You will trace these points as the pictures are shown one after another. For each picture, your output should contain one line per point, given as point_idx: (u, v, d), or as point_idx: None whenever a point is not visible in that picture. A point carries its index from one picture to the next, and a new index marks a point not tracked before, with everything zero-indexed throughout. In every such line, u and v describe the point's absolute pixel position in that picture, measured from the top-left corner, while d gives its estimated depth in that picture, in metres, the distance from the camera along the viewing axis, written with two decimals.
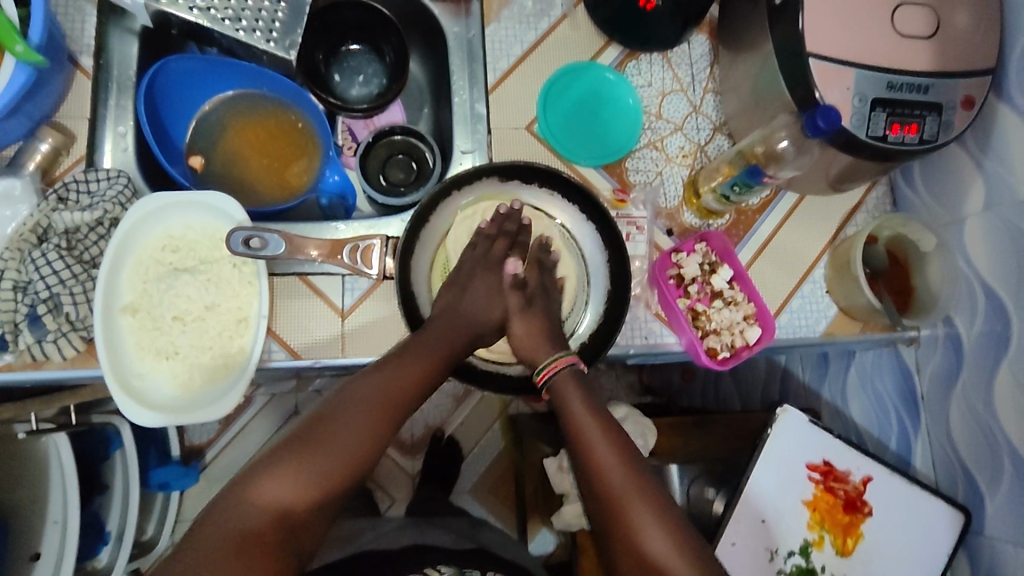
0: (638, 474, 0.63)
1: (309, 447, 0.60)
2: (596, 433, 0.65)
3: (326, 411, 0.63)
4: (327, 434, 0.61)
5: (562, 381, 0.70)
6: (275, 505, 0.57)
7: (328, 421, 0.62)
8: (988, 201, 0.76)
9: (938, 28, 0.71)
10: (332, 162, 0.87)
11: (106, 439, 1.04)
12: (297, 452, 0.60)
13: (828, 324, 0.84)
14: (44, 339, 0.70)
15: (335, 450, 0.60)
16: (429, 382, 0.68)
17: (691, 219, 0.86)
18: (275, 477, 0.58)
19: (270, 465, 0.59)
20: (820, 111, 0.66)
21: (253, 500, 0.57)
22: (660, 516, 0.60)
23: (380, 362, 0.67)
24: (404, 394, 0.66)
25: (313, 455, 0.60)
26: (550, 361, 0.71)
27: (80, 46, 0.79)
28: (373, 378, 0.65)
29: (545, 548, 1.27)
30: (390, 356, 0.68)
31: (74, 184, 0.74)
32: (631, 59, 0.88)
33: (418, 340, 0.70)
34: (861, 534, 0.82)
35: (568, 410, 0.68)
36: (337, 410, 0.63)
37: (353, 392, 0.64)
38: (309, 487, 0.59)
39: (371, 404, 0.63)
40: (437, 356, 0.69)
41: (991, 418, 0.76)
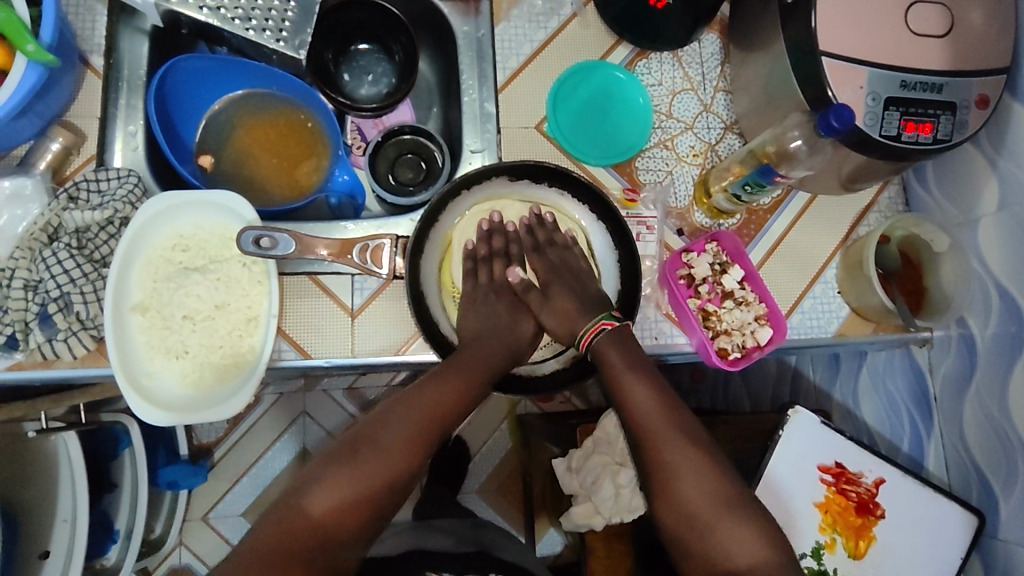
0: (685, 432, 0.64)
1: (348, 463, 0.63)
2: (644, 388, 0.66)
3: (368, 427, 0.65)
4: (365, 452, 0.63)
5: (602, 343, 0.69)
6: (316, 519, 0.61)
7: (369, 438, 0.64)
8: (1003, 201, 0.75)
9: (952, 26, 0.70)
10: (341, 161, 0.86)
11: (115, 437, 1.04)
12: (338, 467, 0.63)
13: (840, 325, 0.84)
14: (55, 338, 0.70)
15: (375, 468, 0.63)
16: (469, 399, 0.68)
17: (702, 219, 0.85)
18: (318, 492, 0.62)
19: (315, 479, 0.62)
20: (833, 110, 0.65)
21: (300, 512, 0.61)
22: (708, 475, 0.62)
23: (428, 378, 0.68)
24: (445, 411, 0.66)
25: (354, 471, 0.62)
26: (589, 327, 0.71)
27: (91, 45, 0.79)
28: (415, 396, 0.66)
29: (552, 548, 1.30)
30: (435, 373, 0.68)
31: (85, 183, 0.74)
32: (641, 58, 0.87)
33: (463, 355, 0.70)
34: (873, 536, 0.82)
35: (611, 369, 0.67)
36: (379, 428, 0.65)
37: (394, 410, 0.66)
38: (350, 502, 0.62)
39: (411, 423, 0.65)
40: (481, 372, 0.70)
41: (1005, 419, 0.75)
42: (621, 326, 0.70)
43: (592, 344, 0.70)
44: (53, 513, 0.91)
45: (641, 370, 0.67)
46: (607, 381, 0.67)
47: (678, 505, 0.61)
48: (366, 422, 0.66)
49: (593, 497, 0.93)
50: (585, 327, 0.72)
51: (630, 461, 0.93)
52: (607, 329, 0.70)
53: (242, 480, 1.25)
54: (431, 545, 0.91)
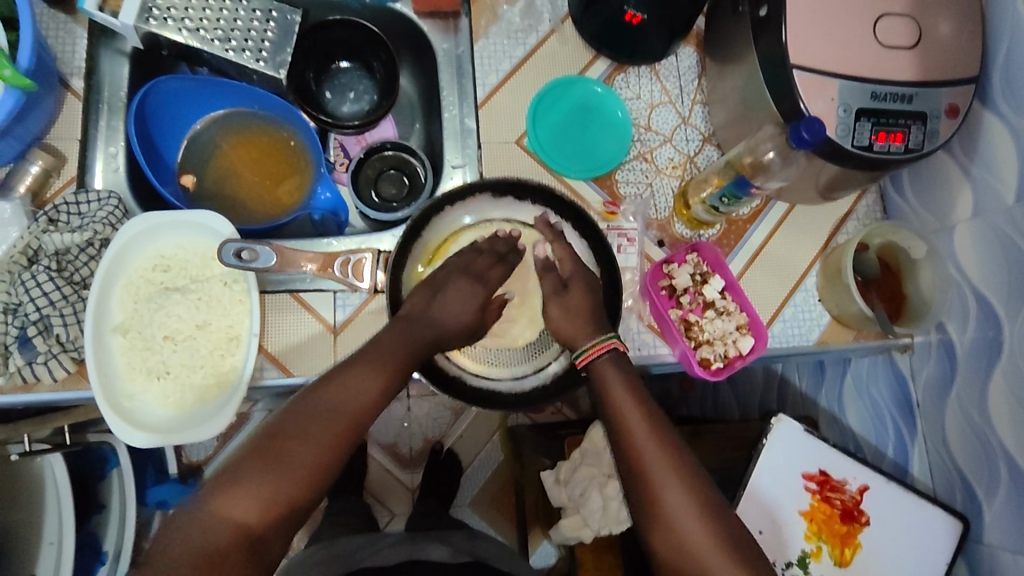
0: (674, 456, 0.62)
1: (266, 460, 0.58)
2: (638, 414, 0.64)
3: (282, 424, 0.60)
4: (285, 444, 0.59)
5: (601, 364, 0.68)
6: (238, 524, 0.55)
7: (287, 429, 0.59)
8: (976, 209, 0.76)
9: (921, 38, 0.71)
10: (324, 179, 0.86)
11: (102, 457, 1.03)
12: (250, 467, 0.57)
13: (821, 333, 0.84)
14: (34, 361, 0.70)
15: (300, 459, 0.58)
16: (389, 391, 0.65)
17: (682, 230, 0.86)
18: (232, 493, 0.56)
19: (226, 479, 0.57)
20: (804, 122, 0.66)
21: (212, 519, 0.55)
22: (696, 501, 0.60)
23: (346, 363, 0.65)
24: (367, 397, 0.63)
25: (276, 466, 0.57)
26: (591, 345, 0.70)
27: (71, 68, 0.80)
28: (335, 384, 0.63)
29: (545, 560, 1.29)
30: (352, 360, 0.65)
31: (65, 206, 0.74)
32: (619, 73, 0.88)
33: (380, 341, 0.68)
34: (858, 544, 0.82)
35: (607, 389, 0.66)
36: (297, 421, 0.60)
37: (308, 401, 0.61)
38: (268, 501, 0.56)
39: (332, 414, 0.61)
40: (399, 358, 0.67)
41: (985, 425, 0.76)
42: (623, 349, 0.70)
43: (590, 364, 0.69)
44: (39, 536, 0.91)
45: (636, 394, 0.65)
46: (606, 402, 0.66)
47: (665, 531, 0.60)
48: (276, 421, 0.61)
49: (581, 510, 0.93)
50: (585, 345, 0.71)
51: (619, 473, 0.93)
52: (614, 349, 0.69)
53: None
54: (423, 558, 0.90)
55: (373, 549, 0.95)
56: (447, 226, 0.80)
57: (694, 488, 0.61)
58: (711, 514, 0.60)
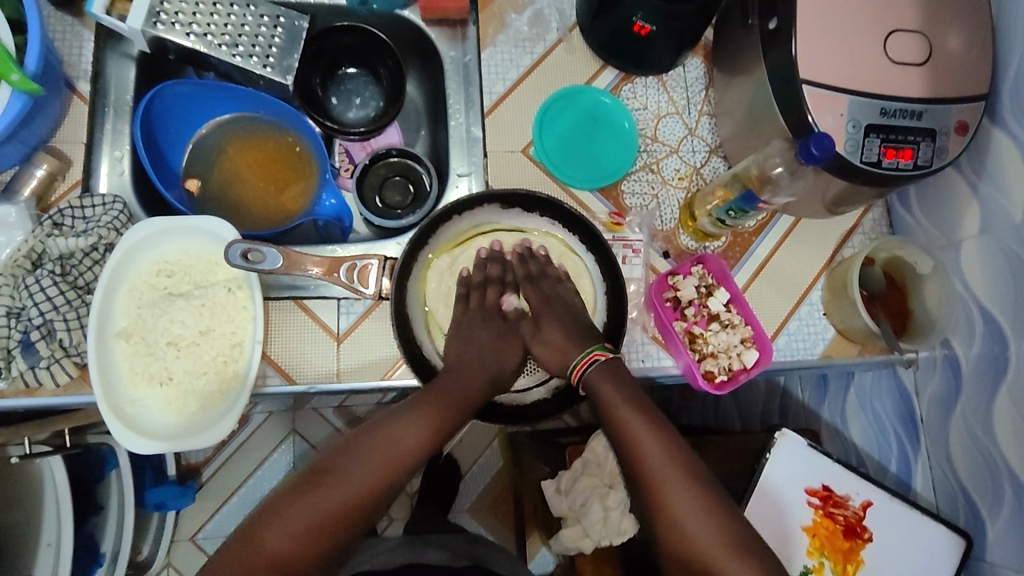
0: (680, 463, 0.63)
1: (309, 494, 0.61)
2: (641, 423, 0.65)
3: (330, 461, 0.64)
4: (329, 483, 0.61)
5: (593, 375, 0.69)
6: (278, 553, 0.58)
7: (335, 467, 0.63)
8: (984, 225, 0.76)
9: (931, 54, 0.71)
10: (328, 185, 0.86)
11: (101, 459, 1.02)
12: (293, 502, 0.60)
13: (826, 347, 0.84)
14: (37, 365, 0.69)
15: (342, 495, 0.61)
16: (436, 440, 0.67)
17: (688, 242, 0.86)
18: (277, 523, 0.59)
19: (275, 509, 0.60)
20: (814, 138, 0.66)
21: (257, 545, 0.58)
22: (706, 507, 0.61)
23: (399, 409, 0.67)
24: (413, 444, 0.65)
25: (319, 499, 0.60)
26: (584, 356, 0.71)
27: (77, 71, 0.79)
28: (385, 430, 0.65)
29: (544, 567, 1.28)
30: (405, 408, 0.67)
31: (69, 210, 0.74)
32: (626, 83, 0.88)
33: (438, 388, 0.69)
34: (861, 560, 0.82)
35: (604, 400, 0.67)
36: (343, 460, 0.63)
37: (357, 446, 0.64)
38: (307, 532, 0.59)
39: (376, 459, 0.64)
40: (454, 408, 0.69)
41: (989, 441, 0.75)
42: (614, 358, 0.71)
43: (583, 377, 0.70)
44: (37, 538, 0.90)
45: (634, 403, 0.66)
46: (606, 414, 0.67)
47: (678, 537, 0.60)
48: (326, 460, 0.64)
49: (582, 519, 0.93)
50: (578, 357, 0.72)
51: (619, 482, 0.93)
52: (602, 359, 0.70)
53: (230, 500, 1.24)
54: (422, 562, 0.90)
55: (372, 554, 0.95)
56: (455, 232, 0.80)
57: (704, 495, 0.62)
58: (722, 520, 0.61)
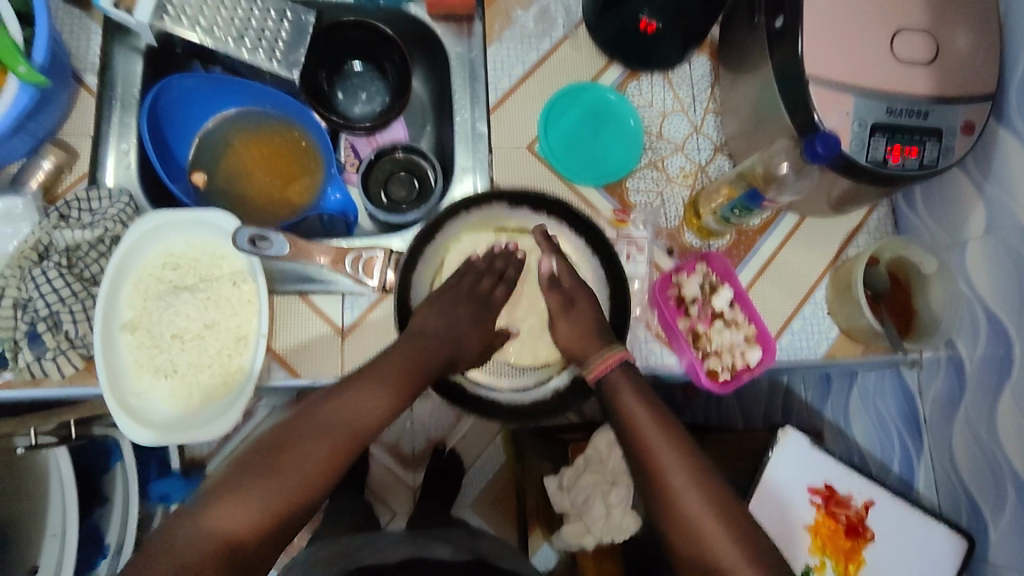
0: (690, 462, 0.63)
1: (263, 476, 0.59)
2: (652, 424, 0.65)
3: (281, 438, 0.62)
4: (284, 462, 0.60)
5: (617, 375, 0.69)
6: (231, 536, 0.55)
7: (289, 444, 0.61)
8: (990, 226, 0.76)
9: (938, 53, 0.71)
10: (334, 180, 0.87)
11: (107, 450, 1.03)
12: (247, 485, 0.58)
13: (829, 346, 0.84)
14: (43, 356, 0.70)
15: (298, 474, 0.60)
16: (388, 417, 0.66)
17: (692, 240, 0.85)
18: (229, 503, 0.57)
19: (224, 490, 0.58)
20: (819, 136, 0.66)
21: (203, 527, 0.55)
22: (714, 506, 0.61)
23: (354, 382, 0.66)
24: (368, 419, 0.65)
25: (275, 479, 0.59)
26: (604, 355, 0.70)
27: (84, 64, 0.80)
28: (339, 402, 0.64)
29: (546, 564, 1.28)
30: (357, 379, 0.67)
31: (76, 202, 0.74)
32: (632, 80, 0.88)
33: (396, 359, 0.69)
34: (862, 559, 0.82)
35: (617, 398, 0.68)
36: (295, 435, 0.62)
37: (308, 422, 0.63)
38: (263, 514, 0.57)
39: (331, 435, 0.62)
40: (408, 382, 0.68)
41: (993, 444, 0.75)
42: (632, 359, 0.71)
43: (602, 375, 0.69)
44: (42, 529, 0.91)
45: (646, 404, 0.67)
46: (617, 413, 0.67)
47: (686, 536, 0.61)
48: (275, 437, 0.62)
49: (584, 516, 0.93)
50: (599, 354, 0.71)
51: (621, 480, 0.93)
52: (625, 359, 0.70)
53: None
54: (423, 556, 0.91)
55: (374, 549, 0.95)
56: (473, 224, 0.80)
57: (714, 493, 0.62)
58: (731, 520, 0.61)
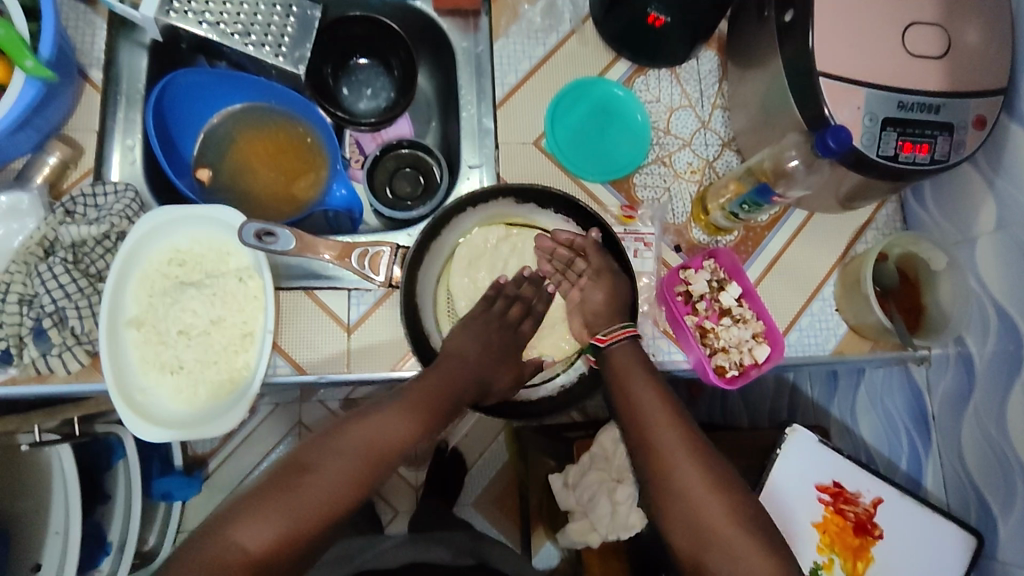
0: (688, 437, 0.63)
1: (279, 495, 0.57)
2: (648, 395, 0.66)
3: (300, 460, 0.60)
4: (301, 484, 0.58)
5: (619, 345, 0.70)
6: (245, 559, 0.54)
7: (309, 464, 0.59)
8: (1000, 222, 0.75)
9: (949, 47, 0.70)
10: (339, 176, 0.86)
11: (109, 448, 1.03)
12: (259, 507, 0.56)
13: (838, 342, 0.84)
14: (49, 353, 0.69)
15: (315, 493, 0.58)
16: (410, 440, 0.64)
17: (699, 236, 0.85)
18: (241, 523, 0.55)
19: (237, 510, 0.56)
20: (830, 131, 0.66)
21: (215, 549, 0.54)
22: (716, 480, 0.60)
23: (385, 403, 0.65)
24: (389, 440, 0.63)
25: (289, 499, 0.57)
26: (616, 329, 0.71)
27: (89, 59, 0.79)
28: (364, 423, 0.63)
29: (548, 562, 1.26)
30: (385, 403, 0.65)
31: (82, 198, 0.74)
32: (639, 75, 0.87)
33: (424, 383, 0.68)
34: (871, 557, 0.81)
35: (622, 374, 0.68)
36: (316, 457, 0.60)
37: (329, 444, 0.61)
38: (277, 538, 0.55)
39: (349, 457, 0.60)
40: (434, 407, 0.67)
41: (1003, 440, 0.75)
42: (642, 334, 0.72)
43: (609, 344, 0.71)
44: (45, 525, 0.91)
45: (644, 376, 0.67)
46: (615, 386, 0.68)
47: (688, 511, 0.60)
48: (292, 460, 0.60)
49: (589, 514, 0.93)
50: (614, 325, 0.72)
51: (627, 477, 0.92)
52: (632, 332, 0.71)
53: None
54: (424, 559, 0.90)
55: (378, 548, 0.94)
56: (480, 220, 0.80)
57: (711, 468, 0.61)
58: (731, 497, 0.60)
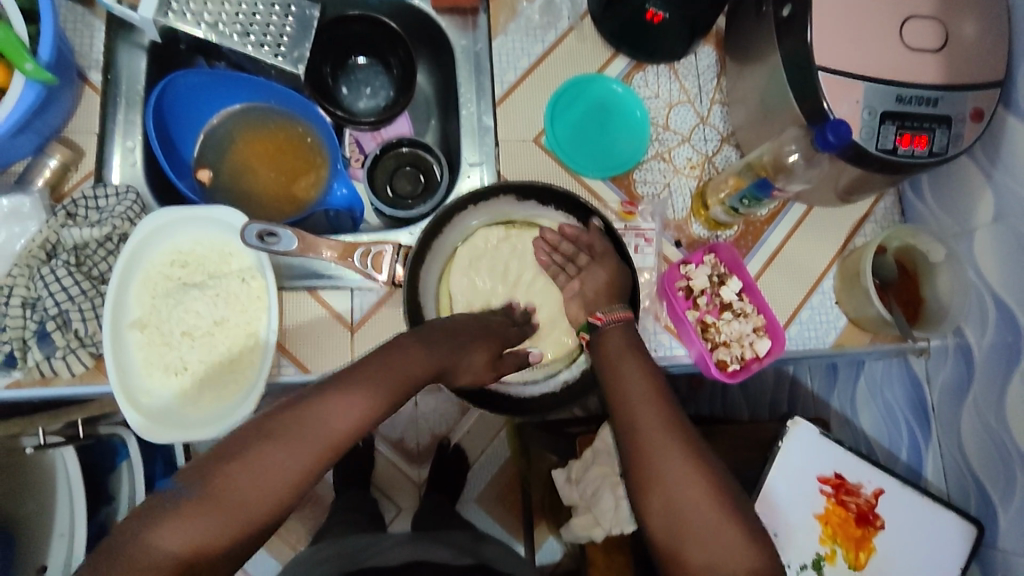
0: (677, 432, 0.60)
1: (205, 492, 0.48)
2: (641, 387, 0.64)
3: (234, 450, 0.51)
4: (231, 480, 0.49)
5: (609, 328, 0.70)
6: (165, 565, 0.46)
7: (244, 454, 0.50)
8: (998, 213, 0.76)
9: (947, 40, 0.70)
10: (340, 175, 0.87)
11: (113, 449, 1.05)
12: (187, 505, 0.48)
13: (838, 335, 0.84)
14: (52, 355, 0.70)
15: (249, 490, 0.50)
16: (361, 427, 0.55)
17: (699, 231, 0.85)
18: (163, 525, 0.47)
19: (159, 510, 0.48)
20: (830, 125, 0.66)
21: (130, 553, 0.46)
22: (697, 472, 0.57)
23: (333, 386, 0.55)
24: (336, 429, 0.53)
25: (220, 498, 0.49)
26: (610, 309, 0.72)
27: (88, 61, 0.79)
28: (310, 409, 0.53)
29: (552, 556, 1.31)
30: (333, 387, 0.56)
31: (83, 200, 0.74)
32: (638, 71, 0.87)
33: (381, 365, 0.59)
34: (873, 547, 0.82)
35: (610, 359, 0.67)
36: (256, 445, 0.51)
37: (265, 434, 0.52)
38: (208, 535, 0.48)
39: (290, 450, 0.51)
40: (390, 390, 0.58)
41: (1002, 430, 0.75)
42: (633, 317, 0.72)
43: (602, 324, 0.71)
44: (50, 527, 0.91)
45: (639, 364, 0.66)
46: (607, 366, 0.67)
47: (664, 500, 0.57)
48: (223, 449, 0.51)
49: (593, 508, 0.94)
50: (606, 308, 0.73)
51: None
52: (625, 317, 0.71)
53: None
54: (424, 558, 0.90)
55: (383, 546, 0.95)
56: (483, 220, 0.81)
57: (693, 459, 0.58)
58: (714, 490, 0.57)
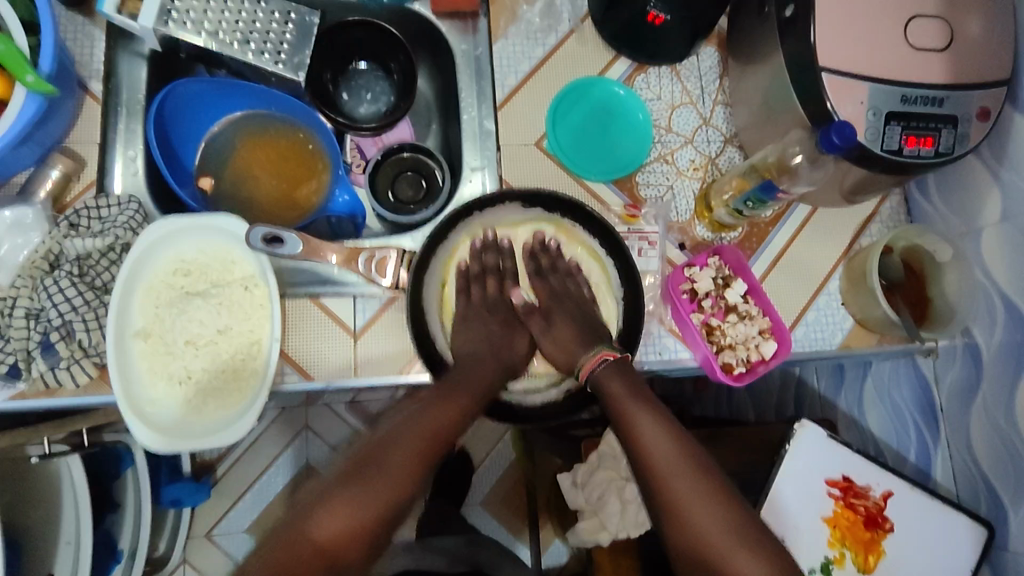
0: (692, 460, 0.64)
1: (350, 487, 0.62)
2: (647, 420, 0.66)
3: (373, 449, 0.65)
4: (369, 473, 0.63)
5: (604, 373, 0.69)
6: (318, 546, 0.59)
7: (378, 453, 0.64)
8: (1005, 213, 0.75)
9: (952, 39, 0.70)
10: (342, 181, 0.85)
11: (118, 457, 1.02)
12: (339, 493, 0.61)
13: (844, 337, 0.83)
14: (57, 366, 0.70)
15: (383, 486, 0.62)
16: (465, 422, 0.69)
17: (703, 233, 0.85)
18: (321, 515, 0.60)
19: (321, 500, 0.61)
20: (835, 126, 0.65)
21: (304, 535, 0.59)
22: (711, 501, 0.62)
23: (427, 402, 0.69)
24: (445, 433, 0.67)
25: (361, 491, 0.62)
26: (593, 355, 0.71)
27: (88, 71, 0.79)
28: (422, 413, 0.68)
29: (558, 559, 1.30)
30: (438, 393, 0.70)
31: (86, 211, 0.74)
32: (640, 73, 0.87)
33: (458, 381, 0.71)
34: (882, 551, 0.81)
35: (616, 401, 0.67)
36: (390, 437, 0.66)
37: (400, 433, 0.66)
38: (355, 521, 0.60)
39: (408, 449, 0.65)
40: (471, 396, 0.70)
41: (1012, 431, 0.75)
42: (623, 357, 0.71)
43: (591, 374, 0.70)
44: (56, 536, 0.90)
45: (641, 400, 0.67)
46: (612, 409, 0.68)
47: (682, 526, 0.61)
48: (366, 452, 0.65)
49: (599, 513, 0.93)
50: (588, 355, 0.72)
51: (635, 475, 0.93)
52: (612, 358, 0.70)
53: (244, 497, 1.25)
54: (424, 567, 0.91)
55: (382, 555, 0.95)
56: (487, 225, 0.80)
57: (710, 486, 0.63)
58: (725, 510, 0.61)
